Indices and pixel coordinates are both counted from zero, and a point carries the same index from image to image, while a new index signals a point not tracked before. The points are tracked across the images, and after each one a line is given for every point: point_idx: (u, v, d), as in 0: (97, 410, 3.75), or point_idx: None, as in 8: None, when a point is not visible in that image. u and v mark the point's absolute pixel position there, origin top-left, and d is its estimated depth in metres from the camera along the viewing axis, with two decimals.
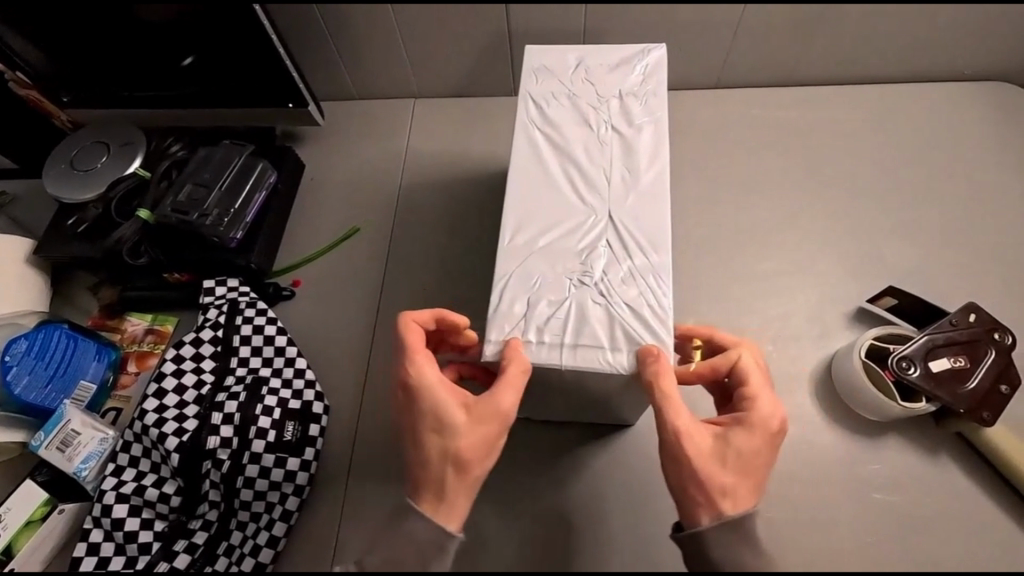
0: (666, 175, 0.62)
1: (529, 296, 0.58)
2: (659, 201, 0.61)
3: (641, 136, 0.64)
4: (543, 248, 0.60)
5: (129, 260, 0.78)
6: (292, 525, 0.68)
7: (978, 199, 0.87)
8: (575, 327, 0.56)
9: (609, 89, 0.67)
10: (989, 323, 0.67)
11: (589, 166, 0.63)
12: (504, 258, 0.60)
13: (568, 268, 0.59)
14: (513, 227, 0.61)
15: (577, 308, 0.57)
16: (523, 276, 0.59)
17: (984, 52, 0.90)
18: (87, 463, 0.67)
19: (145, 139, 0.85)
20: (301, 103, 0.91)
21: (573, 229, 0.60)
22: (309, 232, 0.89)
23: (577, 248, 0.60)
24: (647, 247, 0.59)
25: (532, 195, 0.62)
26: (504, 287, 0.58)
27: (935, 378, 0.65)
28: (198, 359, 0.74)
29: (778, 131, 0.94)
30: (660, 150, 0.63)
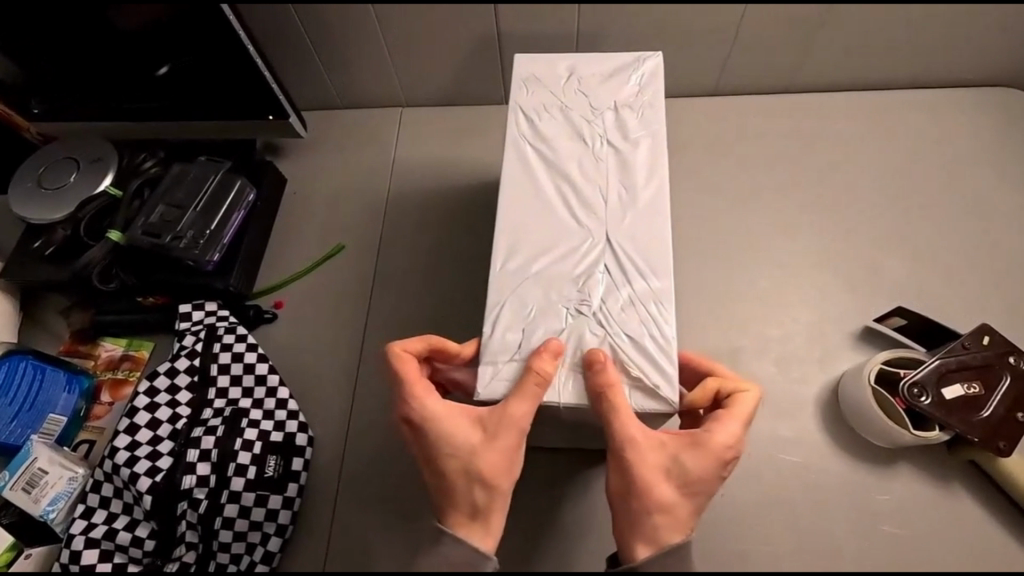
0: (665, 193, 0.58)
1: (523, 328, 0.54)
2: (659, 222, 0.57)
3: (637, 151, 0.59)
4: (537, 274, 0.56)
5: (98, 285, 0.74)
6: (274, 567, 0.64)
7: (986, 209, 0.85)
8: (573, 361, 0.53)
9: (603, 99, 0.62)
10: (1003, 347, 0.65)
11: (584, 185, 0.59)
12: (496, 286, 0.56)
13: (564, 296, 0.55)
14: (504, 252, 0.57)
15: (574, 341, 0.53)
16: (516, 305, 0.55)
17: (990, 56, 0.87)
18: (54, 505, 0.63)
19: (116, 154, 0.80)
20: (281, 114, 0.87)
21: (568, 253, 0.57)
22: (291, 250, 0.85)
23: (573, 274, 0.56)
24: (648, 272, 0.55)
25: (523, 216, 0.58)
26: (496, 318, 0.54)
27: (949, 405, 0.62)
28: (173, 391, 0.70)
29: (778, 140, 0.91)
30: (659, 166, 0.59)
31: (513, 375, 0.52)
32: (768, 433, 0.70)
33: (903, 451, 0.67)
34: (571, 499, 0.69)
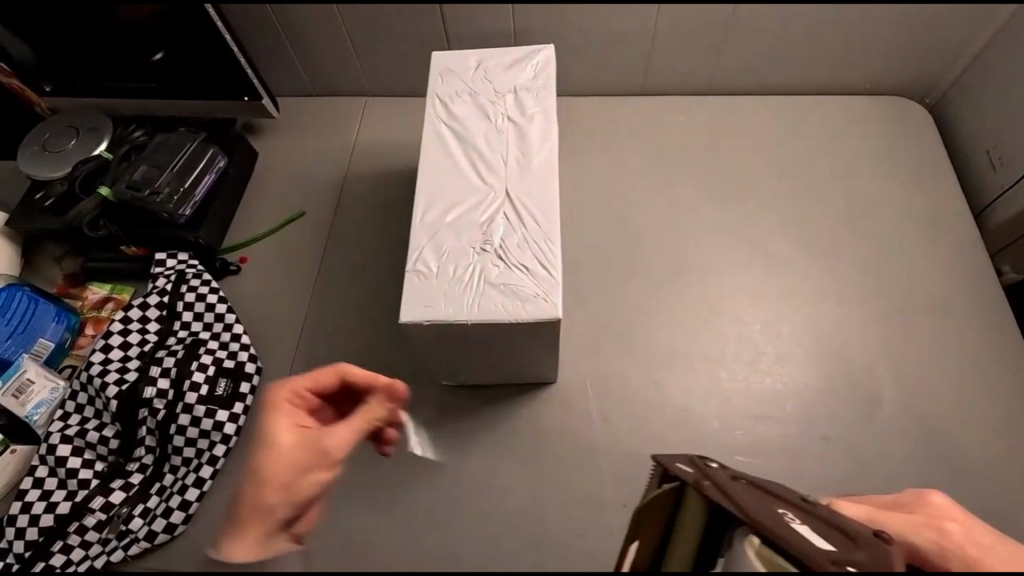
0: (554, 155, 0.68)
1: (438, 264, 0.61)
2: (550, 177, 0.66)
3: (532, 123, 0.70)
4: (449, 221, 0.64)
5: (87, 233, 0.87)
6: (218, 469, 0.75)
7: (869, 199, 0.97)
8: (478, 290, 0.59)
9: (504, 87, 0.74)
10: None
11: (489, 152, 0.69)
12: (416, 234, 0.63)
13: (471, 239, 0.63)
14: (421, 207, 0.65)
15: (479, 272, 0.60)
16: (433, 248, 0.62)
17: (878, 65, 1.00)
18: (39, 409, 0.76)
19: (111, 124, 0.93)
20: (255, 97, 1.00)
21: (476, 204, 0.65)
22: (258, 215, 0.98)
23: (479, 221, 0.64)
24: (541, 216, 0.64)
25: (438, 179, 0.67)
26: (416, 259, 0.62)
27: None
28: (144, 321, 0.82)
29: (694, 136, 1.03)
30: (549, 136, 0.69)
31: (431, 303, 0.59)
32: (651, 382, 0.83)
33: (762, 402, 0.82)
34: (479, 431, 0.79)
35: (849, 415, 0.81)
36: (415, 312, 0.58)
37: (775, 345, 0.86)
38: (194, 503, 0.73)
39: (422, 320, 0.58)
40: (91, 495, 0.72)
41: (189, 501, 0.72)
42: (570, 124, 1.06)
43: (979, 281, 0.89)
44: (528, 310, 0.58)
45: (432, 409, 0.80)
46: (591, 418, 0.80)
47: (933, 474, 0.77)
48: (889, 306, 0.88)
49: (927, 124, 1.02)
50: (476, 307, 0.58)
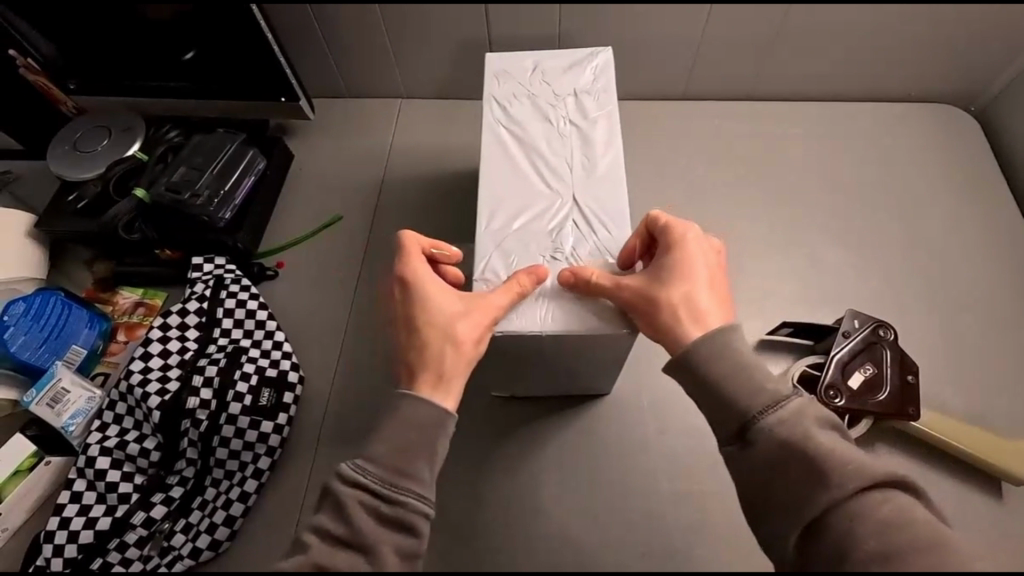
0: (621, 160, 0.66)
1: (508, 273, 0.59)
2: (619, 182, 0.64)
3: (595, 128, 0.68)
4: (517, 228, 0.62)
5: (123, 235, 0.84)
6: (263, 482, 0.73)
7: (919, 208, 0.95)
8: (550, 298, 0.58)
9: (563, 90, 0.72)
10: (873, 321, 0.72)
11: (553, 157, 0.66)
12: (482, 240, 0.61)
13: (539, 246, 0.61)
14: (486, 214, 0.63)
15: (551, 279, 0.59)
16: (502, 255, 0.60)
17: (926, 71, 0.98)
18: (74, 419, 0.73)
19: (144, 125, 0.91)
20: (292, 98, 0.97)
21: (543, 210, 0.63)
22: (294, 219, 0.95)
23: (547, 228, 0.62)
24: (611, 223, 0.62)
25: (502, 184, 0.64)
26: (484, 267, 0.60)
27: (859, 394, 0.68)
28: (183, 328, 0.79)
29: (736, 141, 1.02)
30: (615, 141, 0.67)
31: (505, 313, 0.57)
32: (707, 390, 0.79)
33: None
34: (529, 442, 0.76)
35: None
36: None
37: None
38: (239, 518, 0.70)
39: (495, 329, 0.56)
40: (132, 510, 0.69)
41: (234, 516, 0.70)
42: None
43: None
44: (604, 321, 0.57)
45: (480, 419, 0.78)
46: (646, 429, 0.77)
47: None
48: (946, 314, 0.86)
49: (974, 132, 1.01)
50: (554, 319, 0.56)
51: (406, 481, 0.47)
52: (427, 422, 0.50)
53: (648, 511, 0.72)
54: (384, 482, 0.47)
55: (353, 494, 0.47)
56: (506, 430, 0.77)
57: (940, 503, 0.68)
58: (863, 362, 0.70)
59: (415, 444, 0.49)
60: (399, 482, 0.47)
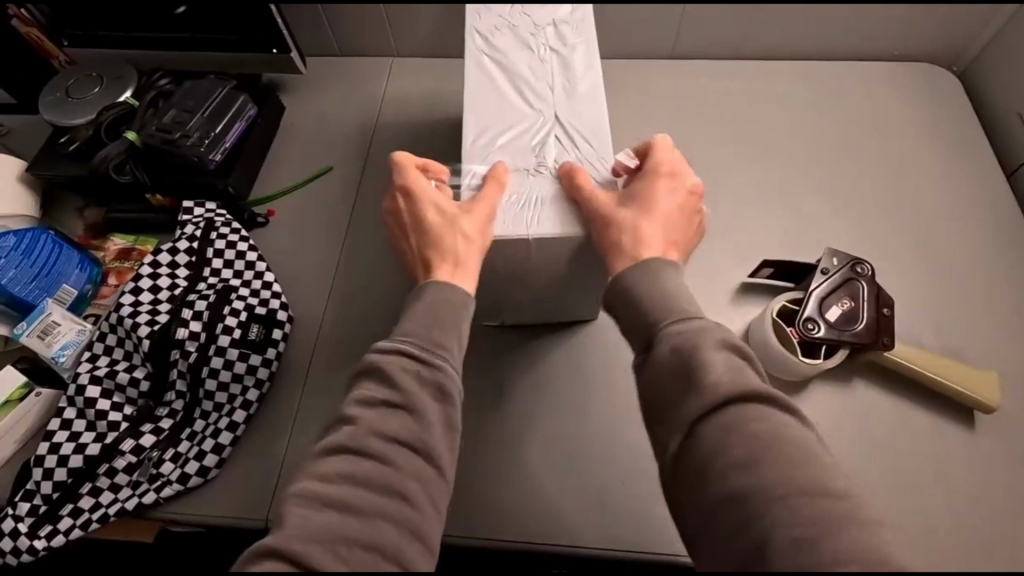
0: (600, 81, 0.68)
1: (493, 186, 0.61)
2: (598, 103, 0.66)
3: (574, 53, 0.70)
4: (501, 148, 0.64)
5: (114, 176, 0.85)
6: (251, 415, 0.74)
7: (900, 164, 0.97)
8: (535, 206, 0.60)
9: (543, 21, 0.73)
10: (851, 259, 0.73)
11: (534, 82, 0.68)
12: (468, 157, 0.63)
13: (524, 161, 0.63)
14: (470, 136, 0.64)
15: (536, 190, 0.61)
16: (487, 171, 0.62)
17: (908, 31, 1.00)
18: (65, 350, 0.74)
19: (135, 75, 0.91)
20: (284, 49, 0.98)
21: (526, 129, 0.65)
22: (285, 169, 0.96)
23: (530, 145, 0.64)
24: (591, 138, 0.64)
25: (485, 107, 0.66)
26: (470, 182, 0.62)
27: (837, 326, 0.70)
28: (173, 266, 0.80)
29: (722, 98, 1.03)
30: (593, 65, 0.69)
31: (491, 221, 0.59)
32: None
33: None
34: (514, 379, 0.77)
35: None
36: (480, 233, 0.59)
37: None
38: (227, 447, 0.71)
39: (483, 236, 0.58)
40: (121, 437, 0.69)
41: (223, 445, 0.71)
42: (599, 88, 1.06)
43: (1013, 242, 0.89)
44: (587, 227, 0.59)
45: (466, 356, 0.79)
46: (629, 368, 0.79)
47: None
48: (923, 261, 0.88)
49: (955, 92, 1.03)
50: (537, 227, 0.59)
51: (440, 347, 0.51)
52: (450, 298, 0.54)
53: (630, 443, 0.72)
54: (421, 349, 0.51)
55: (392, 361, 0.50)
56: (492, 366, 0.78)
57: (915, 436, 0.70)
58: (841, 296, 0.71)
59: (441, 320, 0.53)
60: (433, 351, 0.51)
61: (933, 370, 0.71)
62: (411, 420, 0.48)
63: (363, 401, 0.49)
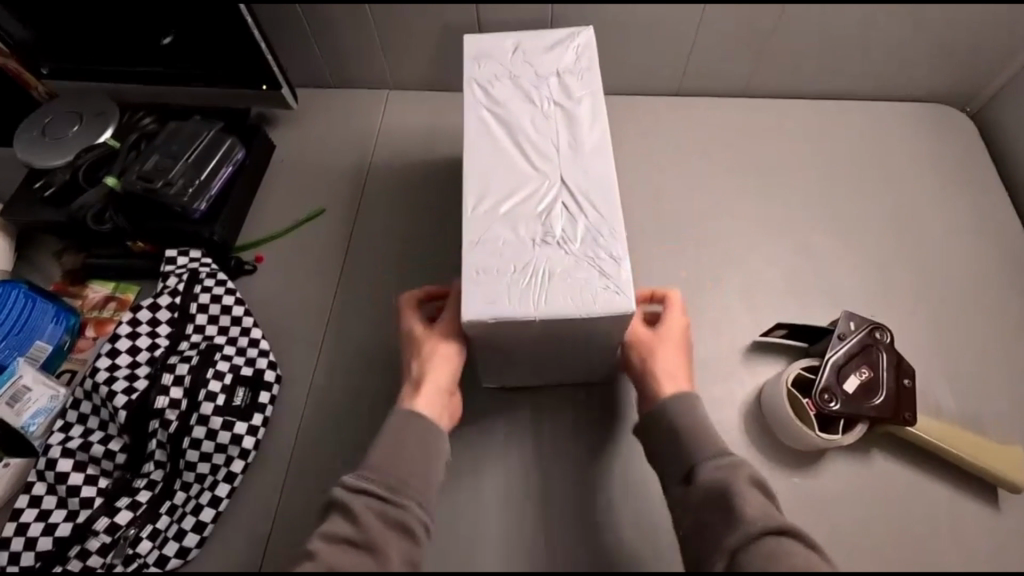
0: (608, 139, 0.64)
1: (496, 259, 0.57)
2: (606, 162, 0.62)
3: (580, 107, 0.66)
4: (505, 212, 0.60)
5: (92, 226, 0.80)
6: (235, 488, 0.69)
7: (917, 209, 0.94)
8: (543, 282, 0.56)
9: (546, 69, 0.69)
10: (868, 324, 0.70)
11: (538, 137, 0.64)
12: (469, 226, 0.59)
13: (528, 230, 0.59)
14: (471, 197, 0.60)
15: (542, 263, 0.57)
16: (489, 242, 0.58)
17: (923, 71, 0.97)
18: (37, 418, 0.69)
19: (118, 110, 0.87)
20: (275, 86, 0.94)
21: (530, 193, 0.61)
22: (275, 212, 0.92)
23: (535, 211, 0.60)
24: (600, 203, 0.60)
25: (486, 165, 0.62)
26: (471, 254, 0.57)
27: (854, 398, 0.66)
28: (154, 324, 0.75)
29: (729, 138, 1.00)
30: (600, 119, 0.65)
31: (495, 301, 0.55)
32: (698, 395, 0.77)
33: None
34: (517, 446, 0.73)
35: None
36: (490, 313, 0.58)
37: None
38: (209, 525, 0.67)
39: (487, 318, 0.54)
40: (94, 516, 0.65)
41: (204, 522, 0.67)
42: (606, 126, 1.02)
43: None
44: (604, 306, 0.54)
45: (464, 421, 0.75)
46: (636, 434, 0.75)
47: None
48: (943, 315, 0.84)
49: (970, 133, 1.00)
50: (542, 305, 0.55)
51: (405, 487, 0.51)
52: (417, 431, 0.55)
53: (641, 519, 0.68)
54: (385, 489, 0.51)
55: (355, 499, 0.50)
56: (492, 432, 0.74)
57: (942, 512, 0.66)
58: (857, 365, 0.68)
59: (407, 455, 0.54)
60: (397, 487, 0.51)
61: (953, 443, 0.68)
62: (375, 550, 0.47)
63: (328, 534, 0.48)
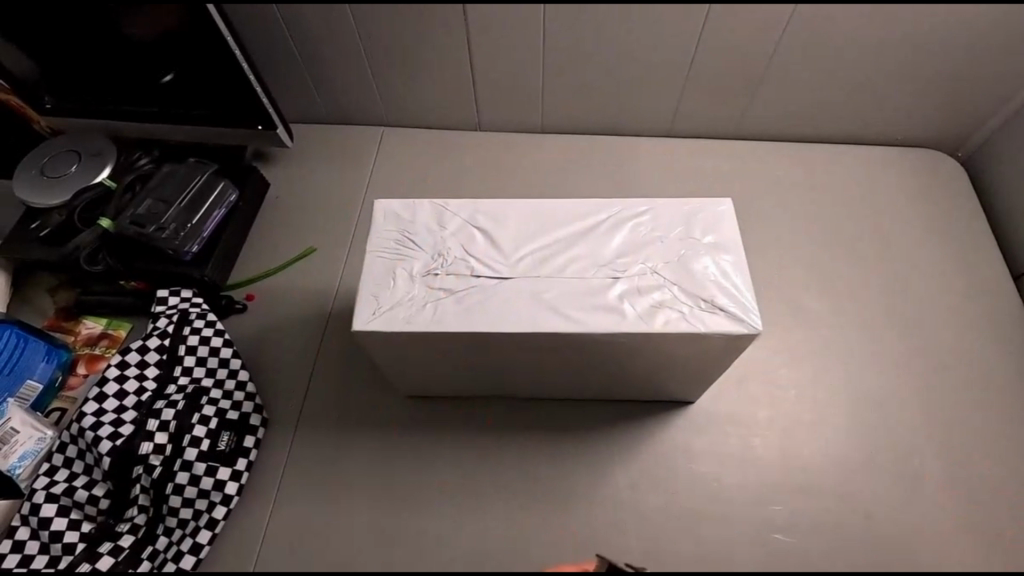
0: (633, 245, 0.61)
1: (449, 287, 0.59)
2: (576, 308, 0.57)
3: (632, 213, 0.63)
4: (437, 288, 0.59)
5: (85, 266, 0.81)
6: (217, 533, 0.71)
7: (902, 257, 0.95)
8: (454, 317, 0.57)
9: (634, 205, 0.63)
10: None
11: (572, 210, 0.63)
12: (448, 251, 0.61)
13: (495, 281, 0.59)
14: (417, 255, 0.61)
15: (473, 303, 0.58)
16: (452, 272, 0.60)
17: (910, 117, 0.99)
18: (22, 462, 0.70)
19: (115, 150, 0.88)
20: (270, 126, 0.96)
21: (525, 255, 0.61)
22: (269, 250, 0.94)
23: (514, 271, 0.60)
24: (584, 286, 0.58)
25: (470, 246, 0.62)
26: (434, 277, 0.60)
27: None
28: (143, 366, 0.76)
29: (717, 181, 1.02)
30: (627, 274, 0.59)
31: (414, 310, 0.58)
32: (677, 443, 0.78)
33: (799, 469, 0.77)
34: (499, 491, 0.75)
35: (896, 492, 0.77)
36: (366, 318, 0.58)
37: (810, 409, 0.82)
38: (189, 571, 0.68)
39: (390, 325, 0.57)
40: (76, 561, 0.66)
41: (184, 569, 0.67)
42: (597, 166, 1.04)
43: (1017, 346, 0.87)
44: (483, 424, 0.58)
45: (448, 465, 0.76)
46: (618, 481, 0.76)
47: (976, 546, 0.73)
48: (921, 365, 0.86)
49: (957, 180, 1.01)
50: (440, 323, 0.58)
51: None
52: None
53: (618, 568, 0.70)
54: None
55: None
56: (475, 475, 0.76)
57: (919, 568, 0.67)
58: None
59: None
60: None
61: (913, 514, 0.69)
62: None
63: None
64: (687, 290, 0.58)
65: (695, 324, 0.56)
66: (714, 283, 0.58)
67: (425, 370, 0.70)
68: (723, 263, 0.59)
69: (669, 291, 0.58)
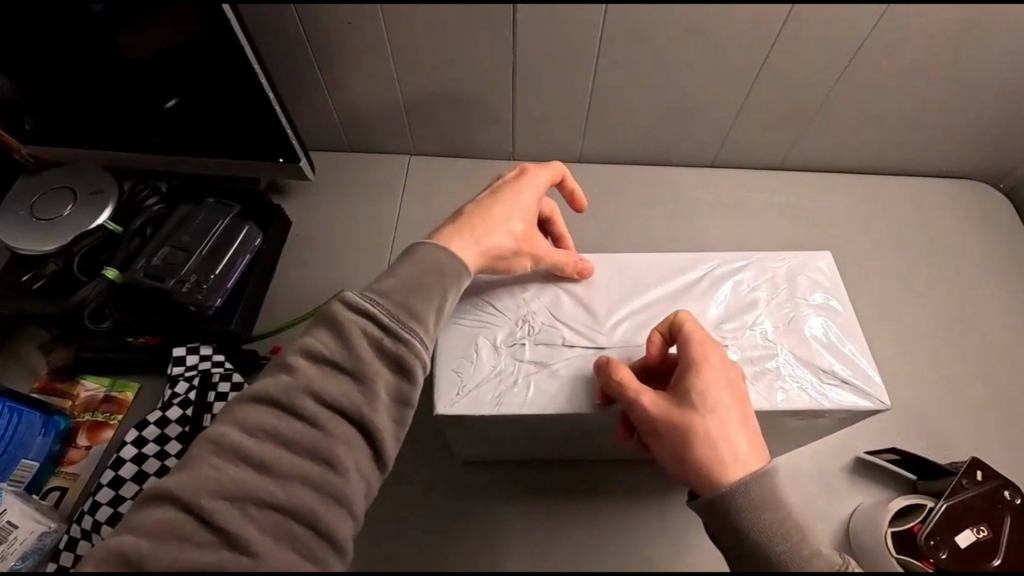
0: (739, 305, 0.56)
1: (547, 360, 0.53)
2: None
3: (732, 267, 0.58)
4: (527, 361, 0.52)
5: (90, 324, 0.73)
6: None
7: (959, 292, 0.92)
8: (560, 394, 0.51)
9: (730, 260, 0.58)
10: (998, 480, 0.65)
11: (666, 266, 0.58)
12: (537, 318, 0.55)
13: (593, 348, 0.53)
14: (498, 321, 0.55)
15: (577, 378, 0.52)
16: (545, 340, 0.54)
17: (956, 151, 0.97)
18: (24, 562, 0.62)
19: (118, 186, 0.78)
20: (293, 158, 0.87)
21: (622, 317, 0.55)
22: (292, 294, 0.84)
23: (612, 338, 0.54)
24: None
25: (557, 309, 0.55)
26: (526, 348, 0.53)
27: (970, 555, 0.61)
28: (163, 441, 0.69)
29: (762, 212, 0.98)
30: (736, 342, 0.53)
31: (509, 386, 0.51)
32: None
33: None
34: None
35: None
36: (449, 398, 0.50)
37: None
38: None
39: (487, 407, 0.50)
40: None
41: None
42: (640, 197, 0.99)
43: None
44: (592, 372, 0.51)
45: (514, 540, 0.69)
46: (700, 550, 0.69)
47: None
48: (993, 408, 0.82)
49: (1003, 212, 1.00)
50: (541, 400, 0.50)
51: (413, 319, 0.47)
52: (446, 269, 0.50)
53: None
54: (391, 316, 0.47)
55: (362, 324, 0.46)
56: None
57: None
58: (982, 522, 0.63)
59: (423, 286, 0.49)
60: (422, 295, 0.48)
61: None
62: (339, 509, 0.43)
63: (309, 351, 0.46)
64: (802, 358, 0.53)
65: (819, 399, 0.51)
66: (829, 351, 0.53)
67: (496, 440, 0.62)
68: (834, 328, 0.55)
69: (785, 361, 0.52)
